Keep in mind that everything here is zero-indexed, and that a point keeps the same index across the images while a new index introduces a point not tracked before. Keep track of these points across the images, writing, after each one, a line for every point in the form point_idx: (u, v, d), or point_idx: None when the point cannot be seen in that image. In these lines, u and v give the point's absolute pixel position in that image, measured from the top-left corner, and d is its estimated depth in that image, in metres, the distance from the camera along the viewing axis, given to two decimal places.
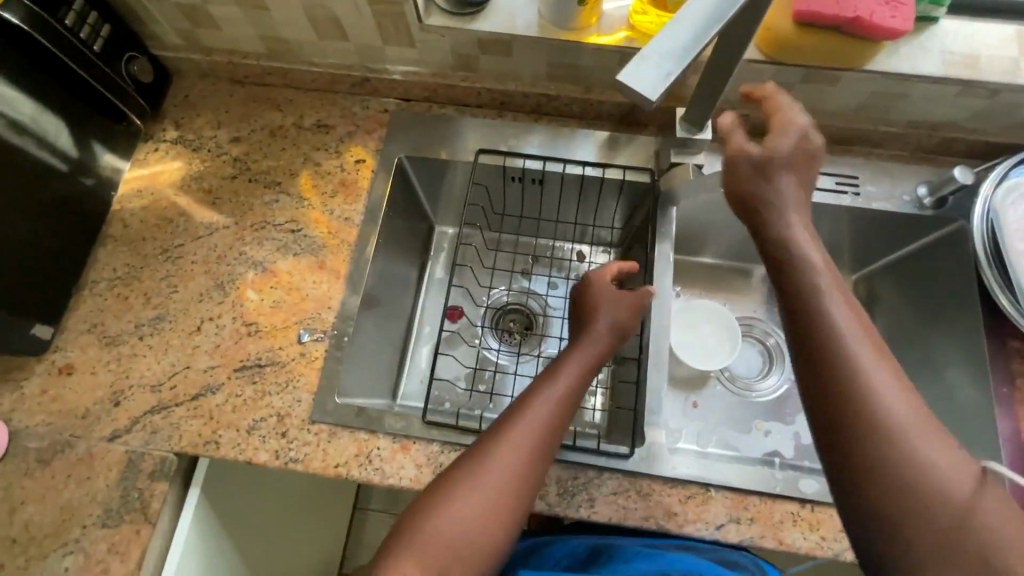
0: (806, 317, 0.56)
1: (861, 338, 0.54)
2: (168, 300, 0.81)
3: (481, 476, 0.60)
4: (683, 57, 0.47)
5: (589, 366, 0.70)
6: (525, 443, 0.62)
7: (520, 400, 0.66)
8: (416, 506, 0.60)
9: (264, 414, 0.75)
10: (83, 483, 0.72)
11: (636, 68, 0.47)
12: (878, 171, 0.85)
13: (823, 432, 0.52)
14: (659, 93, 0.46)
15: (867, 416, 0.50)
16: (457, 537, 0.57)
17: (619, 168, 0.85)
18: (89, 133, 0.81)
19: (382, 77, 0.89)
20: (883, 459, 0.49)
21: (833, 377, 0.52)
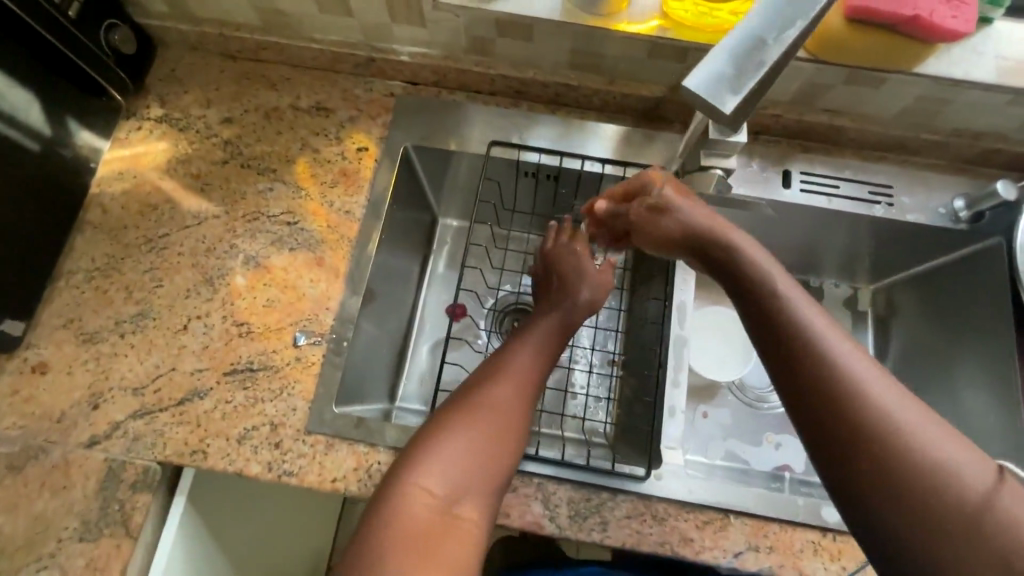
0: (770, 313, 0.54)
1: (827, 325, 0.52)
2: (151, 295, 0.75)
3: (471, 426, 0.59)
4: (760, 61, 0.45)
5: (573, 319, 0.73)
6: (515, 389, 0.63)
7: (495, 355, 0.67)
8: (399, 463, 0.57)
9: (256, 423, 0.70)
10: (58, 492, 0.67)
11: (706, 76, 0.45)
12: (913, 180, 0.80)
13: (812, 433, 0.49)
14: (730, 106, 0.45)
15: (855, 401, 0.47)
16: (458, 487, 0.56)
17: (641, 168, 0.79)
18: (65, 111, 0.74)
19: (388, 58, 0.82)
20: (885, 448, 0.45)
21: (812, 369, 0.50)
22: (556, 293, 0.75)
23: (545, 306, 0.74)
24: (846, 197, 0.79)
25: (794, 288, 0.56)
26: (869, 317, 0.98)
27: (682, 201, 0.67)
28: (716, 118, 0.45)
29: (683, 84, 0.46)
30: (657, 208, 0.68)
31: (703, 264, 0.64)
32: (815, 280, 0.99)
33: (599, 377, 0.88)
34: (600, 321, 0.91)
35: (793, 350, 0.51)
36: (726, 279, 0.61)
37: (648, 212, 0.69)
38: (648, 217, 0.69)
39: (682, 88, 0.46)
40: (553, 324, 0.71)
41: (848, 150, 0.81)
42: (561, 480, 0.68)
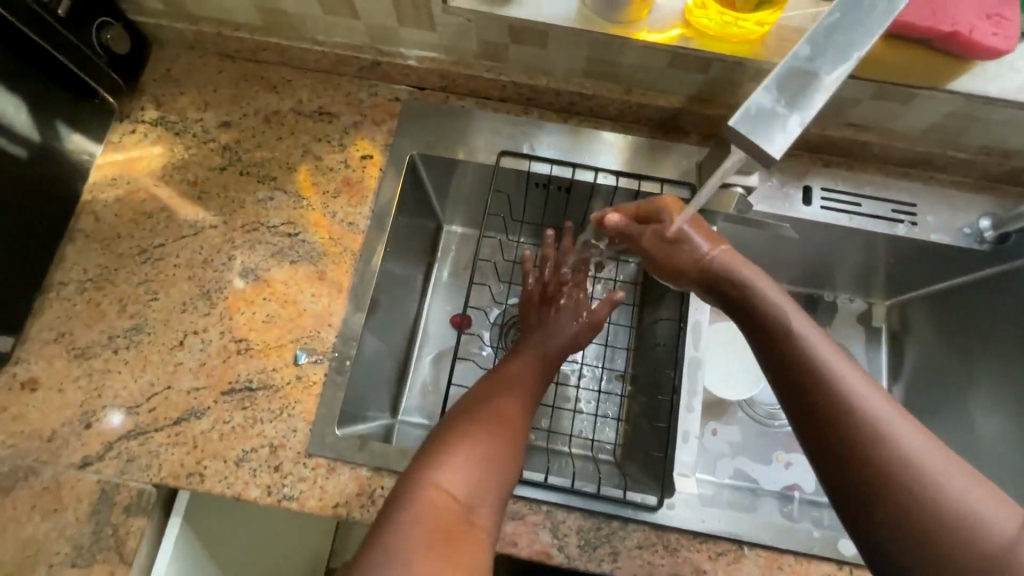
0: (780, 342, 0.54)
1: (836, 354, 0.51)
2: (145, 309, 0.72)
3: (483, 432, 0.57)
4: (814, 102, 0.41)
5: (560, 348, 0.71)
6: (522, 401, 0.63)
7: (497, 370, 0.67)
8: (415, 465, 0.55)
9: (255, 444, 0.67)
10: (49, 515, 0.65)
11: (754, 115, 0.40)
12: (938, 198, 0.77)
13: (822, 462, 0.48)
14: (782, 151, 0.40)
15: (862, 427, 0.46)
16: (475, 490, 0.53)
17: (657, 182, 0.76)
18: (54, 115, 0.70)
19: (395, 61, 0.78)
20: (895, 476, 0.43)
21: (820, 395, 0.49)
22: (543, 330, 0.72)
23: (535, 330, 0.73)
24: (868, 216, 0.76)
25: (803, 320, 0.56)
26: (883, 333, 0.95)
27: (694, 232, 0.66)
28: (763, 162, 0.41)
29: (728, 122, 0.40)
30: (668, 237, 0.67)
31: (715, 297, 0.64)
32: (829, 295, 0.96)
33: (608, 398, 0.85)
34: (610, 338, 0.87)
35: (801, 377, 0.51)
36: (738, 314, 0.61)
37: (661, 240, 0.68)
38: (659, 246, 0.68)
39: (726, 125, 0.41)
40: (542, 352, 0.70)
41: (871, 166, 0.78)
42: (571, 508, 0.65)
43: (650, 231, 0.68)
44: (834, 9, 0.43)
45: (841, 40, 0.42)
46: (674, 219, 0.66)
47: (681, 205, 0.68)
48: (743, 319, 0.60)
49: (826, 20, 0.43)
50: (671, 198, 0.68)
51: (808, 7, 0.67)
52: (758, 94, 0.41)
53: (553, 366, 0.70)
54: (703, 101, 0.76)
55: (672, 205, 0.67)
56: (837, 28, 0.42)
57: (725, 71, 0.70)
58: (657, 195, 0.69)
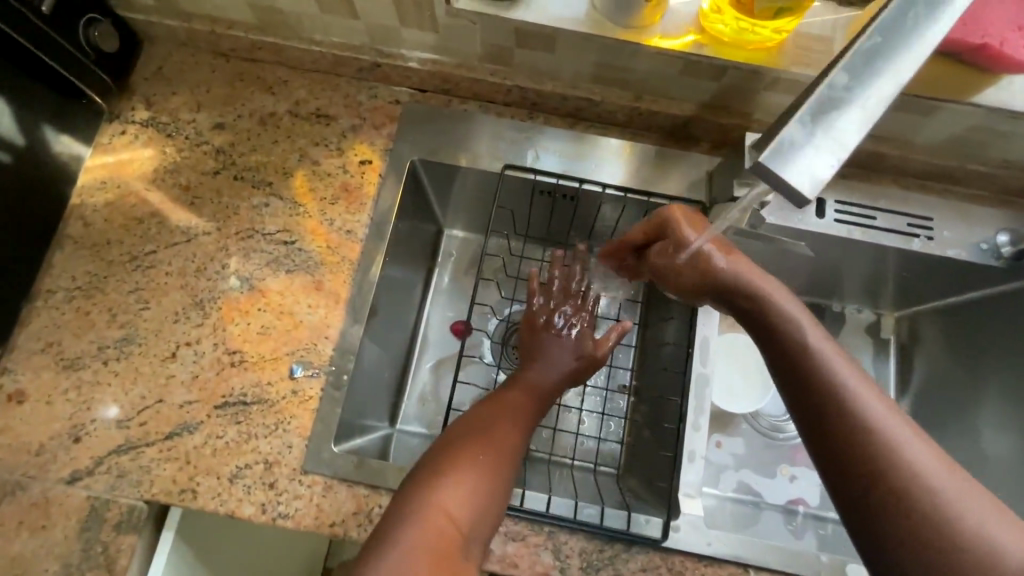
0: (794, 354, 0.52)
1: (852, 370, 0.49)
2: (136, 318, 0.70)
3: (486, 455, 0.55)
4: (851, 136, 0.39)
5: (556, 383, 0.67)
6: (521, 427, 0.60)
7: (497, 394, 0.64)
8: (419, 483, 0.52)
9: (249, 460, 0.65)
10: (37, 532, 0.63)
11: (785, 152, 0.38)
12: (955, 212, 0.75)
13: (834, 482, 0.46)
14: (815, 191, 0.38)
15: (879, 450, 0.44)
16: (476, 514, 0.51)
17: (666, 198, 0.73)
18: (41, 117, 0.67)
19: (396, 63, 0.75)
20: (911, 502, 0.41)
21: (835, 413, 0.47)
22: (540, 358, 0.69)
23: (534, 358, 0.69)
24: (882, 229, 0.74)
25: (817, 332, 0.53)
26: (891, 345, 0.91)
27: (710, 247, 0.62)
28: (794, 203, 0.39)
29: (754, 159, 0.38)
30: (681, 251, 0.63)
31: (725, 304, 0.61)
32: (837, 304, 0.92)
33: (611, 419, 0.82)
34: (615, 358, 0.85)
35: (815, 393, 0.49)
36: (750, 323, 0.59)
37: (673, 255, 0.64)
38: (670, 262, 0.64)
39: (753, 162, 0.39)
40: (539, 384, 0.66)
41: (885, 178, 0.76)
42: (575, 529, 0.64)
43: (659, 250, 0.65)
44: (872, 34, 0.40)
45: (879, 70, 0.40)
46: (686, 232, 0.63)
47: (693, 219, 0.64)
48: (755, 327, 0.58)
49: (863, 45, 0.40)
50: (682, 208, 0.64)
51: (828, 14, 0.66)
52: (789, 129, 0.38)
53: (549, 401, 0.66)
54: (715, 109, 0.73)
55: (680, 219, 0.64)
56: (876, 54, 0.40)
57: (738, 79, 0.67)
58: (662, 207, 0.66)
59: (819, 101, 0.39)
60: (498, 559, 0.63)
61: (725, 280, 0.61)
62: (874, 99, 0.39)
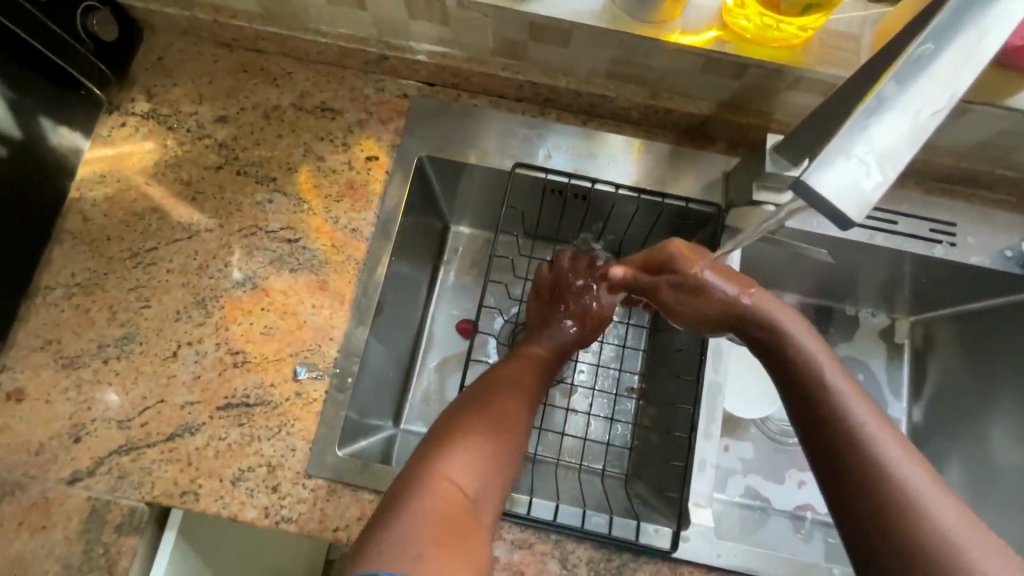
0: (811, 394, 0.50)
1: (873, 415, 0.47)
2: (136, 316, 0.68)
3: (491, 424, 0.56)
4: (900, 151, 0.37)
5: (559, 346, 0.71)
6: (525, 402, 0.61)
7: (496, 368, 0.64)
8: (425, 453, 0.52)
9: (252, 463, 0.64)
10: (37, 533, 0.62)
11: (829, 169, 0.37)
12: (980, 218, 0.73)
13: (848, 529, 0.43)
14: (859, 210, 0.37)
15: (897, 501, 0.41)
16: (481, 484, 0.51)
17: (681, 198, 0.71)
18: (38, 108, 0.65)
19: (403, 55, 0.73)
20: (931, 557, 0.39)
21: (853, 459, 0.45)
22: (546, 330, 0.72)
23: (538, 327, 0.72)
24: (903, 234, 0.72)
25: (836, 372, 0.51)
26: (906, 351, 0.89)
27: (718, 282, 0.60)
28: (837, 222, 0.37)
29: (795, 177, 0.37)
30: (686, 285, 0.62)
31: (743, 341, 0.59)
32: (850, 308, 0.90)
33: (619, 424, 0.80)
34: (624, 362, 0.83)
35: (830, 433, 0.47)
36: (766, 359, 0.56)
37: (678, 290, 0.62)
38: (681, 297, 0.62)
39: (793, 178, 0.37)
40: (541, 354, 0.69)
41: (907, 181, 0.74)
42: (583, 538, 0.63)
43: (666, 283, 0.63)
44: (924, 39, 0.38)
45: (932, 81, 0.38)
46: (690, 266, 0.62)
47: (697, 251, 0.63)
48: (770, 363, 0.56)
49: (913, 52, 0.38)
50: (683, 243, 0.63)
51: (857, 11, 0.64)
52: (835, 144, 0.37)
53: (551, 365, 0.69)
54: (734, 108, 0.71)
55: (682, 253, 0.62)
56: (927, 62, 0.38)
57: (760, 78, 0.65)
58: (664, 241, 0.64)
59: (867, 114, 0.37)
60: (505, 567, 0.62)
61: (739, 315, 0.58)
62: (925, 111, 0.37)
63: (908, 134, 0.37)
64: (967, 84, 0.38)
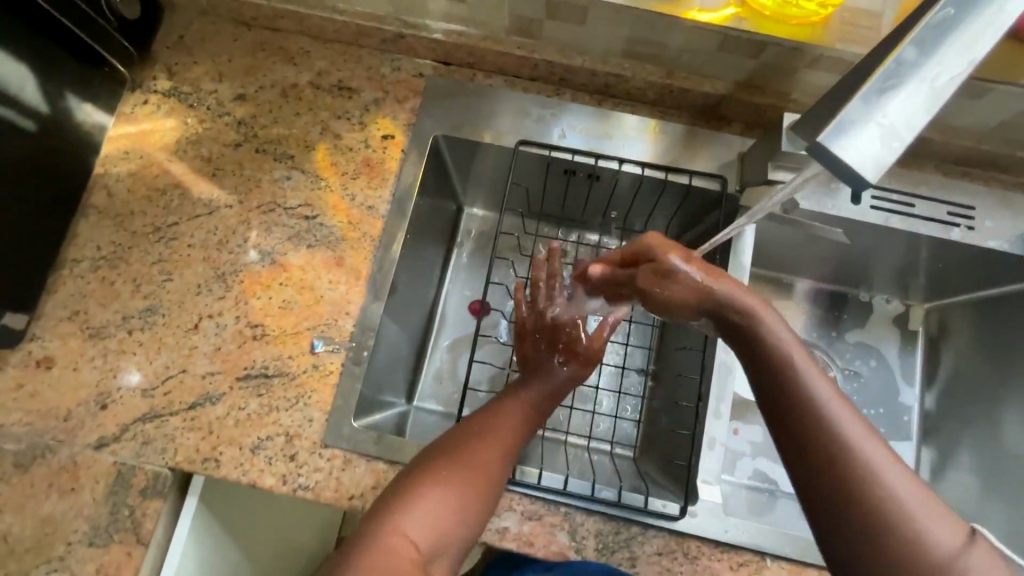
0: (776, 374, 0.47)
1: (833, 393, 0.45)
2: (159, 289, 0.70)
3: (459, 478, 0.55)
4: (918, 115, 0.38)
5: (551, 391, 0.66)
6: (501, 450, 0.59)
7: (469, 419, 0.61)
8: (378, 519, 0.51)
9: (271, 433, 0.66)
10: (67, 494, 0.64)
11: (848, 134, 0.38)
12: (1001, 202, 0.72)
13: (810, 509, 0.43)
14: (878, 174, 0.38)
15: (857, 483, 0.41)
16: (439, 541, 0.52)
17: (686, 173, 0.71)
18: (64, 84, 0.68)
19: (420, 34, 0.73)
20: (884, 535, 0.39)
21: (819, 443, 0.42)
22: (533, 373, 0.67)
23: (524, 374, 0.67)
24: (920, 218, 0.71)
25: (799, 352, 0.48)
26: (919, 338, 0.88)
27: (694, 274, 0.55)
28: (855, 185, 0.38)
29: (814, 138, 0.38)
30: (660, 274, 0.58)
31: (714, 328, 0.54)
32: (864, 295, 0.89)
33: (628, 400, 0.81)
34: (631, 338, 0.83)
35: (789, 414, 0.45)
36: (735, 342, 0.52)
37: (654, 276, 0.58)
38: (654, 286, 0.59)
39: (811, 142, 0.38)
40: (532, 394, 0.65)
41: (925, 164, 0.74)
42: (590, 511, 0.64)
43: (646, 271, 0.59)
44: (944, 6, 0.40)
45: (950, 49, 0.39)
46: (664, 257, 0.58)
47: (673, 243, 0.59)
48: (739, 339, 0.51)
49: (934, 18, 0.40)
50: (660, 237, 0.59)
51: None
52: (855, 106, 0.38)
53: (541, 411, 0.65)
54: (751, 88, 0.71)
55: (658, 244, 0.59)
56: (945, 30, 0.40)
57: (778, 57, 0.65)
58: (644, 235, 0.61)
59: (887, 78, 0.39)
60: (515, 538, 0.63)
61: (711, 305, 0.53)
62: (943, 77, 0.39)
63: (925, 99, 0.38)
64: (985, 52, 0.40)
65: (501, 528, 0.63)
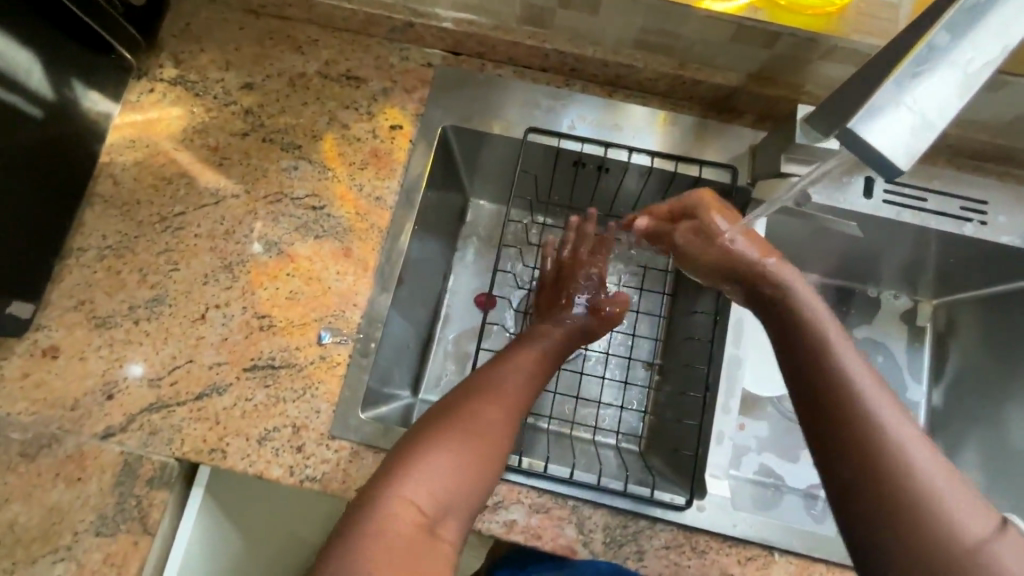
0: (807, 344, 0.49)
1: (861, 365, 0.46)
2: (166, 279, 0.70)
3: (463, 437, 0.53)
4: (949, 102, 0.38)
5: (568, 343, 0.68)
6: (508, 411, 0.58)
7: (487, 373, 0.61)
8: (379, 477, 0.50)
9: (278, 424, 0.66)
10: (74, 484, 0.64)
11: (879, 119, 0.37)
12: (1015, 198, 0.71)
13: (834, 480, 0.42)
14: (908, 161, 0.37)
15: (881, 454, 0.40)
16: (443, 501, 0.50)
17: (697, 164, 0.71)
18: (69, 71, 0.67)
19: (429, 23, 0.73)
20: (902, 496, 0.38)
21: (839, 406, 0.43)
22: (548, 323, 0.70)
23: (541, 326, 0.69)
24: (933, 212, 0.71)
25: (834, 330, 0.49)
26: (927, 333, 0.88)
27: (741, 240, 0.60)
28: (885, 172, 0.38)
29: (844, 125, 0.38)
30: (705, 236, 0.63)
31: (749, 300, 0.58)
32: (872, 290, 0.89)
33: (633, 391, 0.81)
34: (637, 328, 0.83)
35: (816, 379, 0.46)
36: (772, 321, 0.54)
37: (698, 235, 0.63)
38: (698, 241, 0.63)
39: (840, 127, 0.38)
40: (546, 350, 0.66)
41: (939, 158, 0.73)
42: (598, 505, 0.64)
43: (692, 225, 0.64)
44: None
45: (980, 35, 0.39)
46: (711, 215, 0.62)
47: (724, 205, 0.63)
48: (773, 313, 0.54)
49: (965, 2, 0.39)
50: (710, 195, 0.64)
51: None
52: (886, 92, 0.37)
53: (549, 366, 0.65)
54: (764, 80, 0.70)
55: (709, 202, 0.63)
56: (976, 14, 0.39)
57: (792, 49, 0.65)
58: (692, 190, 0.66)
59: (918, 63, 0.38)
60: (522, 530, 0.63)
61: (756, 274, 0.58)
62: (974, 63, 0.38)
63: (957, 85, 0.38)
64: (1015, 38, 0.39)
65: (509, 520, 0.63)
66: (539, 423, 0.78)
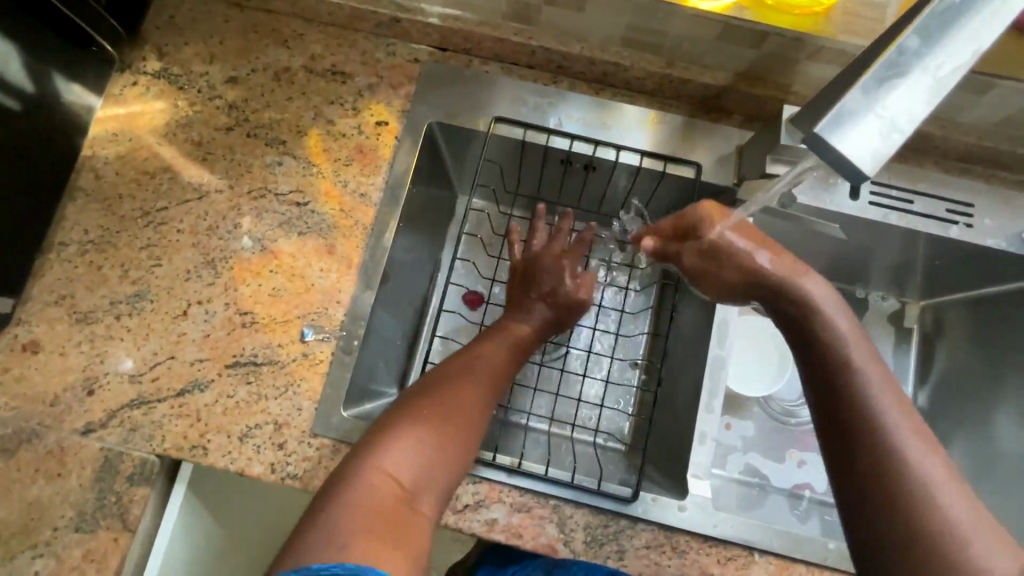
0: (831, 356, 0.49)
1: (885, 383, 0.47)
2: (148, 275, 0.69)
3: (447, 418, 0.55)
4: (919, 107, 0.38)
5: (537, 328, 0.68)
6: (485, 391, 0.59)
7: (460, 356, 0.62)
8: (362, 450, 0.52)
9: (259, 421, 0.65)
10: (53, 480, 0.64)
11: (846, 125, 0.37)
12: (1001, 201, 0.71)
13: (847, 488, 0.44)
14: (875, 168, 0.37)
15: (891, 465, 0.42)
16: (422, 475, 0.51)
17: (684, 164, 0.71)
18: (50, 63, 0.67)
19: (416, 18, 0.72)
20: (911, 512, 0.40)
21: (861, 423, 0.45)
22: (514, 310, 0.69)
23: (510, 316, 0.69)
24: (919, 215, 0.70)
25: (859, 345, 0.50)
26: (914, 335, 0.88)
27: (739, 240, 0.59)
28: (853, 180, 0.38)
29: (812, 130, 0.38)
30: (710, 250, 0.61)
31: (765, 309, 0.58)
32: (860, 291, 0.89)
33: (618, 389, 0.81)
34: (623, 326, 0.83)
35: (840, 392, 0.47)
36: (789, 330, 0.55)
37: (703, 255, 0.61)
38: (704, 260, 0.62)
39: (809, 133, 0.38)
40: (519, 337, 0.66)
41: (927, 161, 0.73)
42: (579, 504, 0.64)
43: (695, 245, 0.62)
44: None
45: (953, 37, 0.39)
46: (714, 228, 0.60)
47: (724, 211, 0.61)
48: (791, 319, 0.55)
49: (938, 6, 0.39)
50: (711, 204, 0.61)
51: None
52: (854, 98, 0.38)
53: (527, 348, 0.66)
54: (752, 80, 0.69)
55: (711, 214, 0.61)
56: (949, 17, 0.39)
57: (780, 48, 0.64)
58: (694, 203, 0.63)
59: (888, 69, 0.38)
60: (503, 529, 0.63)
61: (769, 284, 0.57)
62: (946, 67, 0.38)
63: (927, 90, 0.38)
64: (989, 40, 0.39)
65: (490, 519, 0.63)
66: (522, 421, 0.77)
